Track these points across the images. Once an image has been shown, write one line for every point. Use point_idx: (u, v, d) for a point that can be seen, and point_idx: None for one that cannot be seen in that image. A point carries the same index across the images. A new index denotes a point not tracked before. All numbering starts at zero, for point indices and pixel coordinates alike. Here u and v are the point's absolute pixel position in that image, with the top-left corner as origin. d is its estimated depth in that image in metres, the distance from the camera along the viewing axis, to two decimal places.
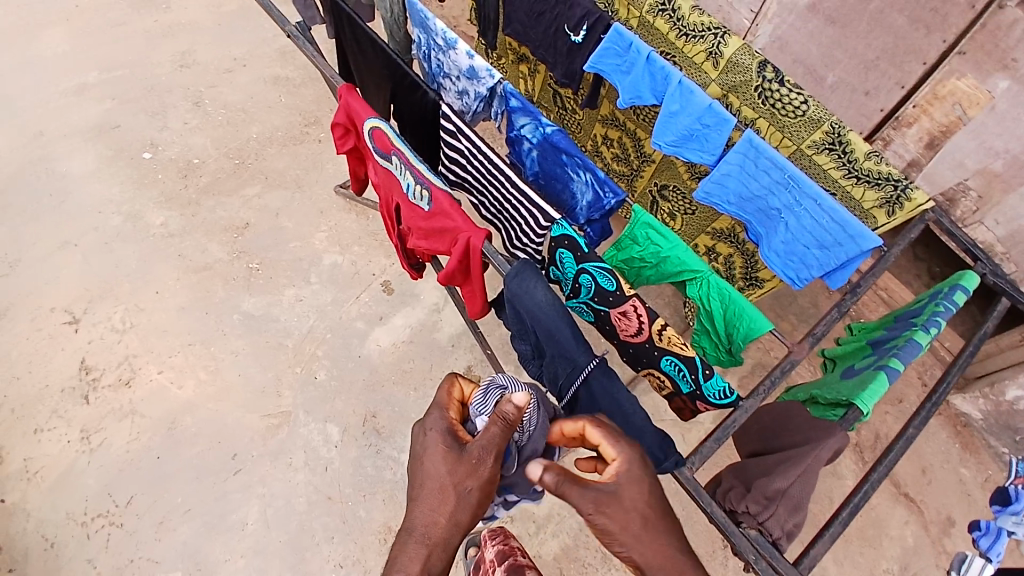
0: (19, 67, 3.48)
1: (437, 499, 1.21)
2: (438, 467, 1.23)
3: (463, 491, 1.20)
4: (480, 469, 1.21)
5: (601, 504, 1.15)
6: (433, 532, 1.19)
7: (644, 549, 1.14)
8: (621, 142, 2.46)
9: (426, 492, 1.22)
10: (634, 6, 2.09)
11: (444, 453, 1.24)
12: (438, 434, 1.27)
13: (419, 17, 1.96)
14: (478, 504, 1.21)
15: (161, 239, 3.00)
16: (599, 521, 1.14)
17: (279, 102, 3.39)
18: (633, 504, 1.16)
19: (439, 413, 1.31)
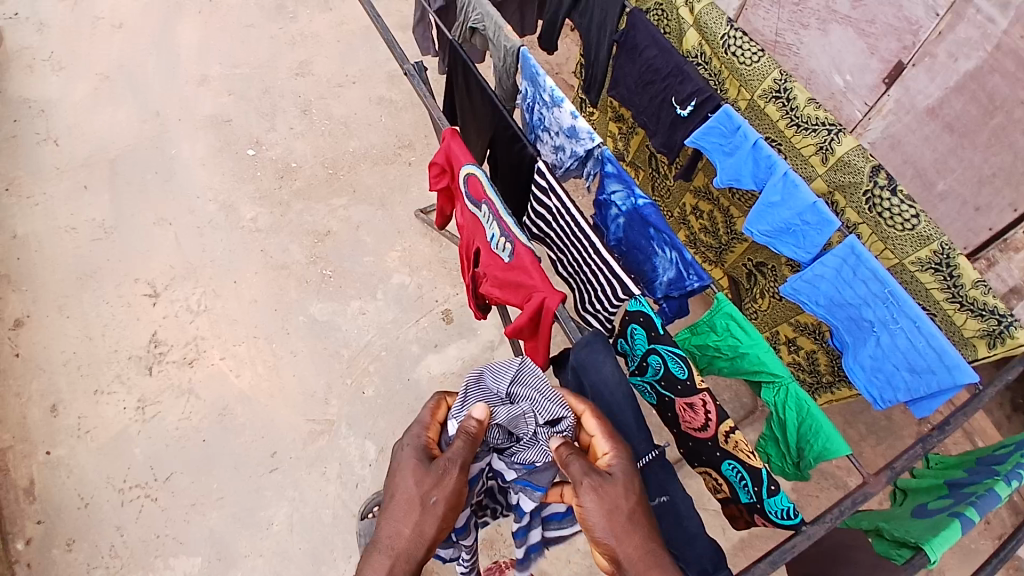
0: (156, 53, 3.78)
1: (404, 511, 1.18)
2: (406, 480, 1.21)
3: (430, 502, 1.18)
4: (446, 480, 1.20)
5: (596, 483, 1.15)
6: (397, 544, 1.16)
7: (624, 538, 1.12)
8: (710, 215, 2.41)
9: (394, 505, 1.20)
10: (745, 88, 2.05)
11: (413, 465, 1.23)
12: (412, 450, 1.27)
13: (531, 71, 2.01)
14: (445, 516, 1.18)
15: (249, 232, 3.15)
16: (587, 498, 1.14)
17: (380, 121, 3.56)
18: (622, 492, 1.16)
19: (414, 433, 1.31)
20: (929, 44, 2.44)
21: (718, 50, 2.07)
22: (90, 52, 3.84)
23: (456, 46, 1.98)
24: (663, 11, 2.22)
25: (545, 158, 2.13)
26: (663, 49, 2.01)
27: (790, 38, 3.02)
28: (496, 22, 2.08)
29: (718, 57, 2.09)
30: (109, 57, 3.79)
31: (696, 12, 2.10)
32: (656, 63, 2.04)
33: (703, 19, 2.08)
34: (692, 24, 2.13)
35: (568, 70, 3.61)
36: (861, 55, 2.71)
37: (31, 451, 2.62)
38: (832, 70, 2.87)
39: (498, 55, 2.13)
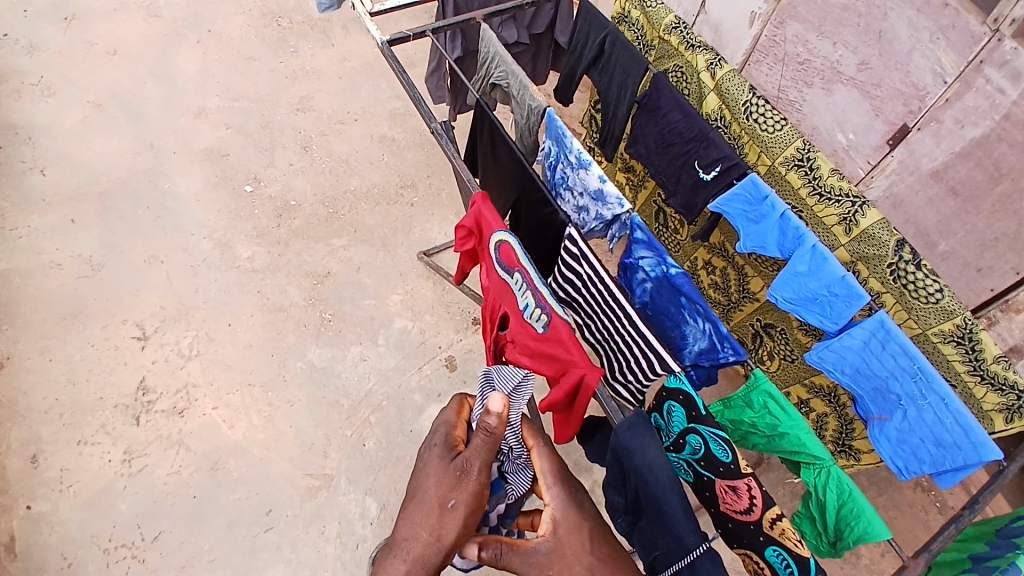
0: (153, 83, 3.71)
1: (424, 513, 1.21)
2: (428, 480, 1.25)
3: (449, 506, 1.21)
4: (468, 481, 1.23)
5: (543, 566, 1.19)
6: (414, 548, 1.18)
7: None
8: (723, 272, 2.37)
9: (415, 507, 1.23)
10: (766, 154, 2.06)
11: (437, 464, 1.27)
12: (437, 449, 1.32)
13: (556, 131, 1.99)
14: (465, 521, 1.20)
15: (245, 272, 3.05)
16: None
17: (382, 160, 3.54)
18: (571, 556, 1.19)
19: (441, 433, 1.35)
20: (936, 109, 2.49)
21: (739, 116, 2.08)
22: (82, 78, 3.73)
23: (482, 104, 1.96)
24: (685, 73, 2.25)
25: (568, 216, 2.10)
26: (688, 113, 2.00)
27: (792, 94, 3.09)
28: (521, 80, 2.07)
29: (739, 122, 2.10)
30: (102, 85, 3.70)
31: (718, 77, 2.11)
32: (680, 126, 2.03)
33: (724, 84, 2.10)
34: (713, 88, 2.15)
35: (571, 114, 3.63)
36: (865, 116, 2.77)
37: (9, 506, 2.46)
38: (835, 129, 2.93)
39: (522, 112, 2.13)
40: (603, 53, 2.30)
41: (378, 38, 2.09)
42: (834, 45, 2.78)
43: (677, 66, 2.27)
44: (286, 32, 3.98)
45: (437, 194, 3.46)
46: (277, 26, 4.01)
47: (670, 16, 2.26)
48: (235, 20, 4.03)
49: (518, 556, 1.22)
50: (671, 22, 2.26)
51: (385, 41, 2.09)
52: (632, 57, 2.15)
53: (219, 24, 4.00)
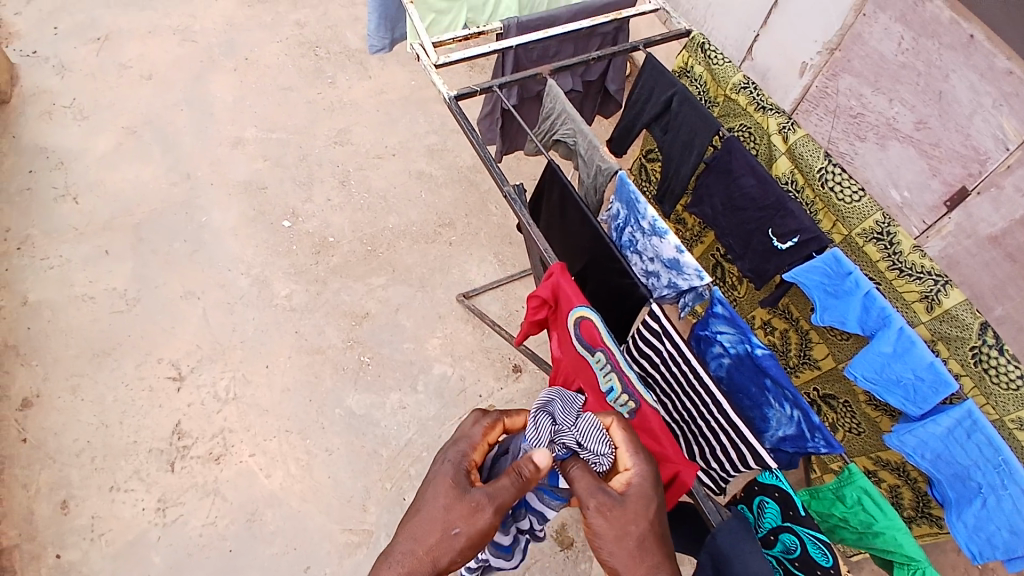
0: (188, 110, 3.67)
1: (424, 529, 1.22)
2: (436, 500, 1.23)
3: (450, 534, 1.21)
4: (475, 517, 1.20)
5: (603, 506, 1.19)
6: (409, 561, 1.21)
7: (630, 562, 1.21)
8: (783, 334, 2.31)
9: (420, 520, 1.24)
10: (842, 223, 2.01)
11: (448, 487, 1.23)
12: (451, 468, 1.26)
13: (627, 196, 1.91)
14: (462, 550, 1.21)
15: (283, 311, 3.00)
16: (596, 524, 1.19)
17: (420, 197, 3.50)
18: (631, 517, 1.20)
19: (460, 444, 1.30)
20: (996, 176, 2.45)
21: (813, 182, 2.04)
22: (115, 102, 3.69)
23: (554, 168, 1.91)
24: (752, 133, 2.20)
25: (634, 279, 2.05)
26: (762, 179, 1.94)
27: (844, 147, 3.04)
28: (591, 141, 2.02)
29: (813, 188, 2.05)
30: (136, 110, 3.66)
31: (790, 141, 2.07)
32: (753, 193, 1.97)
33: (797, 149, 2.05)
34: (784, 151, 2.09)
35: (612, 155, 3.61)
36: (921, 175, 2.73)
37: (39, 553, 2.40)
38: (889, 184, 2.88)
39: (589, 171, 2.07)
40: (667, 110, 2.25)
41: (446, 93, 2.07)
42: (890, 101, 2.73)
43: (744, 126, 2.23)
44: (322, 62, 3.95)
45: (475, 233, 3.42)
46: (314, 56, 3.97)
47: (738, 75, 2.23)
48: (271, 48, 3.99)
49: (585, 482, 1.20)
50: (740, 81, 2.22)
51: (452, 97, 2.07)
52: (701, 118, 2.10)
53: (256, 52, 3.96)
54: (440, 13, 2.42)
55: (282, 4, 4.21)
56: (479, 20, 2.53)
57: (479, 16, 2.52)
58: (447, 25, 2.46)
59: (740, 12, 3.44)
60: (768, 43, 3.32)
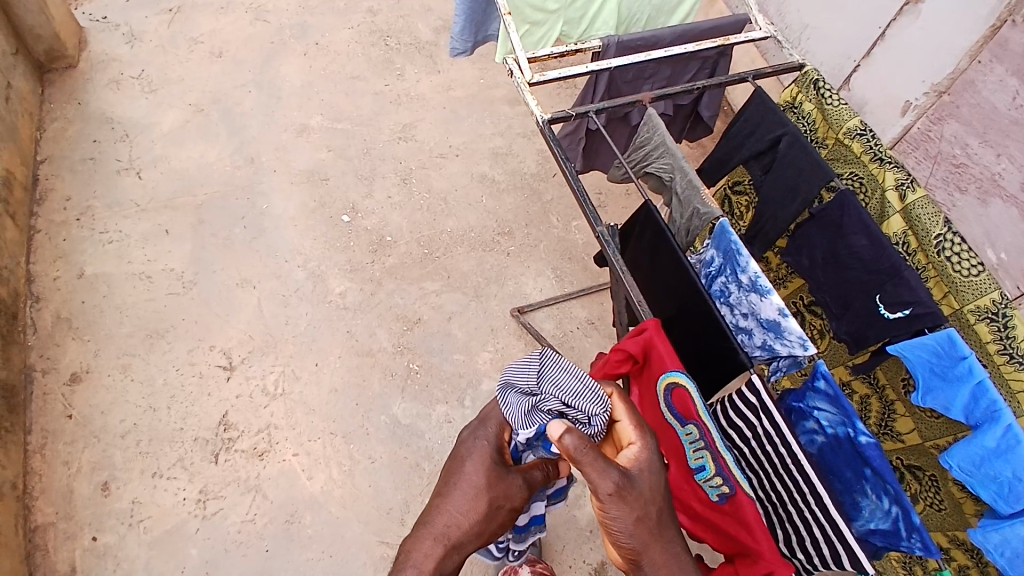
0: (256, 91, 3.70)
1: (466, 503, 1.41)
2: (477, 474, 1.44)
3: (493, 506, 1.42)
4: (513, 492, 1.45)
5: (621, 489, 1.19)
6: (454, 532, 1.37)
7: (649, 541, 1.24)
8: (863, 399, 2.20)
9: (462, 495, 1.42)
10: (954, 295, 1.90)
11: (487, 467, 1.45)
12: (490, 449, 1.48)
13: (727, 245, 1.81)
14: (499, 519, 1.44)
15: (336, 308, 2.97)
16: (613, 510, 1.19)
17: (480, 202, 3.45)
18: (647, 497, 1.23)
19: (494, 424, 1.52)
20: None
21: (928, 248, 1.93)
22: (183, 77, 3.71)
23: (651, 209, 1.81)
24: (863, 184, 2.08)
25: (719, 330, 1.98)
26: (876, 242, 1.83)
27: (940, 195, 2.84)
28: (691, 180, 1.92)
29: (926, 254, 1.95)
30: (204, 88, 3.68)
31: (907, 201, 1.96)
32: (863, 254, 1.87)
33: (915, 210, 1.94)
34: (898, 209, 1.99)
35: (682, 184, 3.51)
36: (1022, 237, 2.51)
37: (76, 534, 2.43)
38: (984, 243, 2.66)
39: (683, 212, 1.97)
40: (773, 151, 2.14)
41: (540, 116, 1.99)
42: (998, 156, 2.54)
43: (854, 174, 2.10)
44: (392, 53, 3.94)
45: (535, 244, 3.35)
46: (384, 46, 3.96)
47: (855, 120, 2.10)
48: (343, 34, 3.99)
49: (598, 468, 1.17)
50: (856, 127, 2.10)
51: (546, 121, 1.99)
52: (812, 166, 1.99)
53: (326, 37, 3.96)
54: (535, 25, 2.31)
55: None
56: (572, 35, 2.41)
57: (573, 31, 2.40)
58: (539, 39, 2.36)
59: (843, 36, 3.22)
60: (867, 75, 3.13)
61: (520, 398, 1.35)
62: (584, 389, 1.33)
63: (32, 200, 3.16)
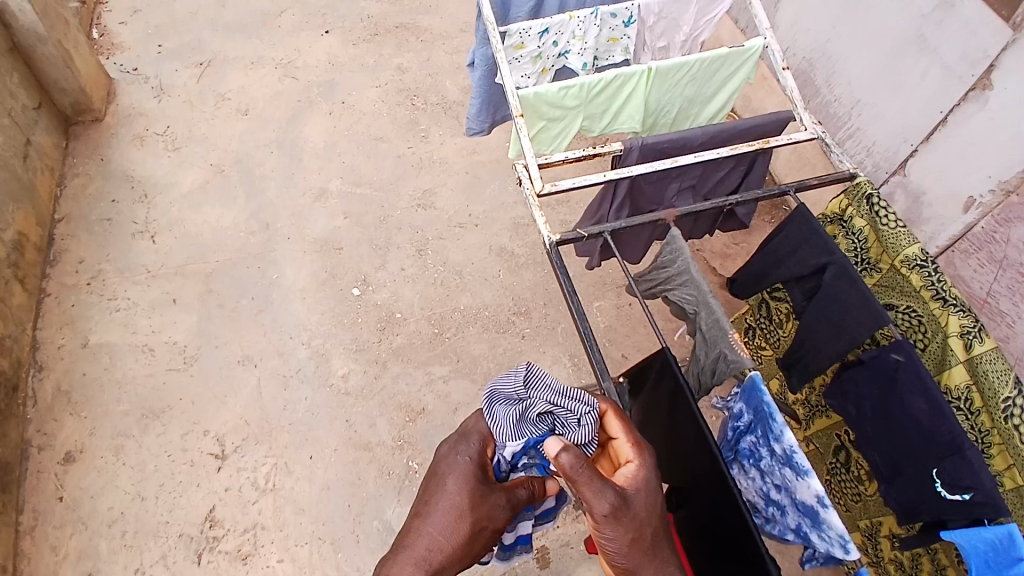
0: (277, 152, 3.63)
1: (449, 525, 1.30)
2: (458, 493, 1.33)
3: (478, 531, 1.31)
4: (496, 513, 1.35)
5: (619, 513, 1.20)
6: (436, 558, 1.27)
7: (643, 561, 1.28)
8: (914, 556, 2.00)
9: (443, 516, 1.30)
10: (1019, 469, 1.65)
11: (471, 485, 1.34)
12: (472, 465, 1.37)
13: (757, 404, 1.60)
14: (480, 543, 1.33)
15: (337, 394, 2.82)
16: (608, 530, 1.21)
17: (497, 277, 3.26)
18: (642, 517, 1.25)
19: (476, 439, 1.41)
20: None
21: (993, 410, 1.67)
22: (208, 134, 3.67)
23: (668, 358, 1.58)
24: (922, 322, 1.81)
25: (744, 490, 1.77)
26: (936, 408, 1.59)
27: (1004, 305, 2.51)
28: (718, 319, 1.69)
29: (992, 415, 1.69)
30: (226, 146, 3.63)
31: (973, 351, 1.69)
32: (920, 418, 1.63)
33: (981, 363, 1.68)
34: (962, 359, 1.72)
35: (711, 276, 3.33)
36: None
37: None
38: None
39: (708, 352, 1.75)
40: (817, 279, 1.89)
41: (548, 238, 1.80)
42: None
43: (911, 310, 1.84)
44: (418, 113, 3.82)
45: (553, 326, 3.14)
46: (410, 105, 3.86)
47: (915, 247, 1.83)
48: (369, 92, 3.90)
49: (594, 487, 1.17)
50: (915, 255, 1.82)
51: (554, 244, 1.80)
52: (863, 307, 1.74)
53: (353, 95, 3.88)
54: (551, 121, 2.15)
55: (387, 46, 4.11)
56: (593, 128, 2.23)
57: (593, 125, 2.22)
58: (555, 133, 2.19)
59: (900, 118, 2.90)
60: (925, 162, 2.81)
61: (507, 409, 1.39)
62: (569, 395, 1.42)
63: (45, 261, 3.13)
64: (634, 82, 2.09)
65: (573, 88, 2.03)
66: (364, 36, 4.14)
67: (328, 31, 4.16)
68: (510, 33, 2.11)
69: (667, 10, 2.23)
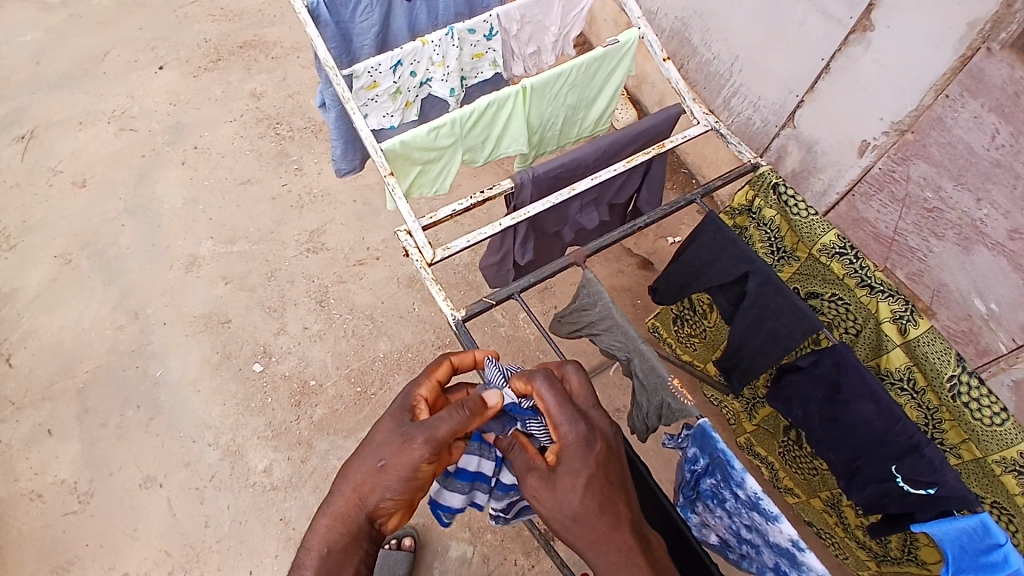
0: (131, 223, 3.18)
1: (356, 466, 1.29)
2: (371, 434, 1.30)
3: (379, 467, 1.26)
4: (402, 450, 1.24)
5: (535, 486, 1.25)
6: (340, 500, 1.29)
7: (576, 539, 1.23)
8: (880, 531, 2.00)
9: (355, 457, 1.31)
10: (974, 443, 1.64)
11: (382, 424, 1.30)
12: (391, 405, 1.32)
13: (712, 450, 1.46)
14: (388, 483, 1.25)
15: (264, 492, 2.60)
16: (535, 503, 1.26)
17: (413, 311, 3.01)
18: (560, 494, 1.22)
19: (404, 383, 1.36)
20: None
21: (940, 391, 1.63)
22: (45, 220, 3.17)
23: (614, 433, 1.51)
24: (850, 310, 1.77)
25: (712, 526, 1.66)
26: (886, 408, 1.53)
27: (914, 241, 2.56)
28: (654, 367, 1.54)
29: (938, 394, 1.65)
30: (71, 228, 3.15)
31: (909, 335, 1.64)
32: (871, 420, 1.57)
33: (919, 346, 1.63)
34: (898, 343, 1.67)
35: (628, 260, 3.22)
36: (1016, 291, 2.25)
37: None
38: (971, 293, 2.40)
39: (648, 398, 1.61)
40: (741, 286, 1.77)
41: (452, 316, 1.57)
42: (979, 201, 2.26)
43: (839, 298, 1.79)
44: (286, 143, 3.43)
45: None
46: (275, 135, 3.45)
47: (831, 235, 1.75)
48: (224, 130, 3.46)
49: (519, 458, 1.29)
50: (833, 243, 1.74)
51: (460, 321, 1.57)
52: (794, 313, 1.64)
53: (205, 136, 3.43)
54: (428, 163, 1.90)
55: (234, 70, 3.64)
56: (477, 159, 1.99)
57: (477, 156, 1.98)
58: (436, 173, 1.94)
59: (782, 68, 2.84)
60: (816, 110, 2.78)
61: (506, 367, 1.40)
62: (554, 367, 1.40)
63: None
64: (511, 103, 1.88)
65: (444, 126, 1.79)
66: (205, 64, 3.65)
67: (161, 66, 3.63)
68: (357, 75, 1.81)
69: (530, 14, 2.01)
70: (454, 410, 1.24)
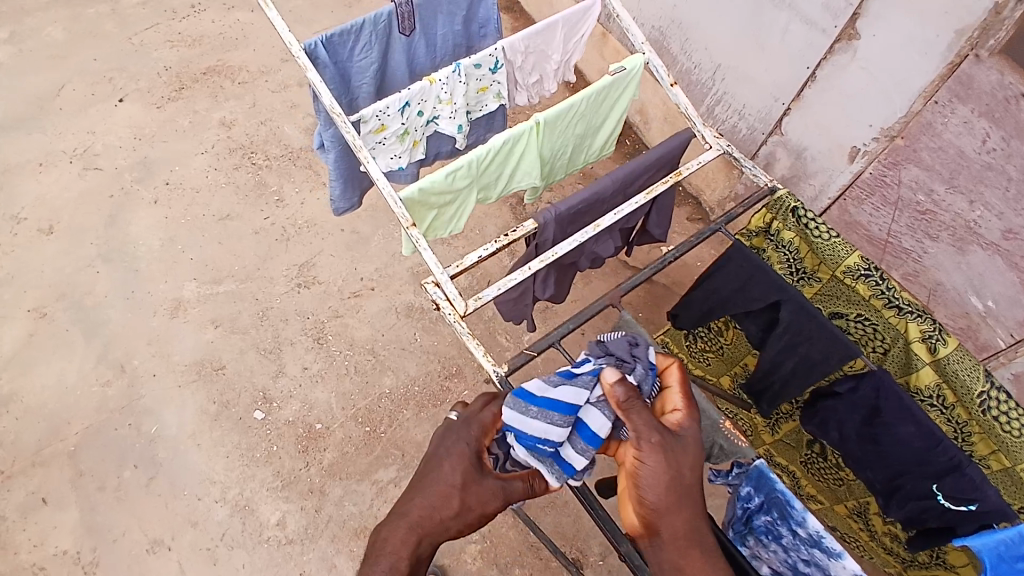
0: (107, 269, 3.01)
1: (438, 497, 1.26)
2: (451, 471, 1.27)
3: (467, 508, 1.25)
4: (488, 499, 1.27)
5: (661, 440, 1.20)
6: (424, 523, 1.24)
7: (673, 506, 1.19)
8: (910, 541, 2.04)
9: (434, 488, 1.27)
10: (1004, 453, 1.67)
11: (465, 465, 1.28)
12: (468, 447, 1.30)
13: (769, 490, 1.49)
14: (468, 525, 1.27)
15: (279, 546, 2.51)
16: (649, 456, 1.19)
17: (415, 342, 2.93)
18: (684, 455, 1.21)
19: (477, 425, 1.33)
20: None
21: (970, 405, 1.67)
22: (12, 272, 2.97)
23: None
24: (878, 330, 1.79)
25: (762, 559, 1.55)
26: (927, 431, 1.55)
27: (908, 242, 2.62)
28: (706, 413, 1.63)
29: (968, 409, 1.69)
30: (42, 279, 2.97)
31: (938, 354, 1.67)
32: (912, 441, 1.59)
33: (948, 365, 1.66)
34: (927, 361, 1.70)
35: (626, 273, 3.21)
36: (1012, 288, 2.32)
37: None
38: (968, 291, 2.47)
39: None
40: (771, 314, 1.78)
41: (495, 371, 1.50)
42: (972, 204, 2.31)
43: (863, 318, 1.82)
44: (264, 173, 3.29)
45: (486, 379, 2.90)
46: (251, 165, 3.31)
47: (854, 256, 1.77)
48: (197, 163, 3.30)
49: (644, 416, 1.21)
50: (857, 264, 1.76)
51: (504, 377, 1.50)
52: (829, 339, 1.63)
53: (177, 171, 3.27)
54: (444, 206, 1.84)
55: (201, 99, 3.47)
56: (491, 195, 1.94)
57: (491, 192, 1.93)
58: (450, 215, 1.89)
59: (767, 77, 2.86)
60: (803, 118, 2.82)
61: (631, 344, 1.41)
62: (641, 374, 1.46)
63: None
64: (525, 138, 1.84)
65: (461, 168, 1.73)
66: (169, 94, 3.47)
67: (122, 98, 3.43)
68: (365, 120, 1.73)
69: (534, 44, 1.96)
70: (529, 481, 1.32)
